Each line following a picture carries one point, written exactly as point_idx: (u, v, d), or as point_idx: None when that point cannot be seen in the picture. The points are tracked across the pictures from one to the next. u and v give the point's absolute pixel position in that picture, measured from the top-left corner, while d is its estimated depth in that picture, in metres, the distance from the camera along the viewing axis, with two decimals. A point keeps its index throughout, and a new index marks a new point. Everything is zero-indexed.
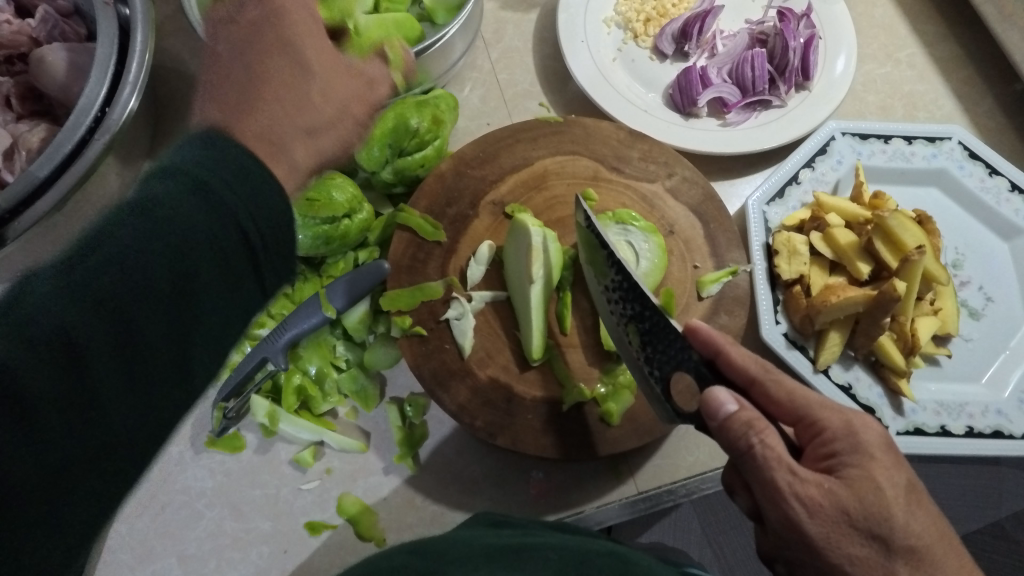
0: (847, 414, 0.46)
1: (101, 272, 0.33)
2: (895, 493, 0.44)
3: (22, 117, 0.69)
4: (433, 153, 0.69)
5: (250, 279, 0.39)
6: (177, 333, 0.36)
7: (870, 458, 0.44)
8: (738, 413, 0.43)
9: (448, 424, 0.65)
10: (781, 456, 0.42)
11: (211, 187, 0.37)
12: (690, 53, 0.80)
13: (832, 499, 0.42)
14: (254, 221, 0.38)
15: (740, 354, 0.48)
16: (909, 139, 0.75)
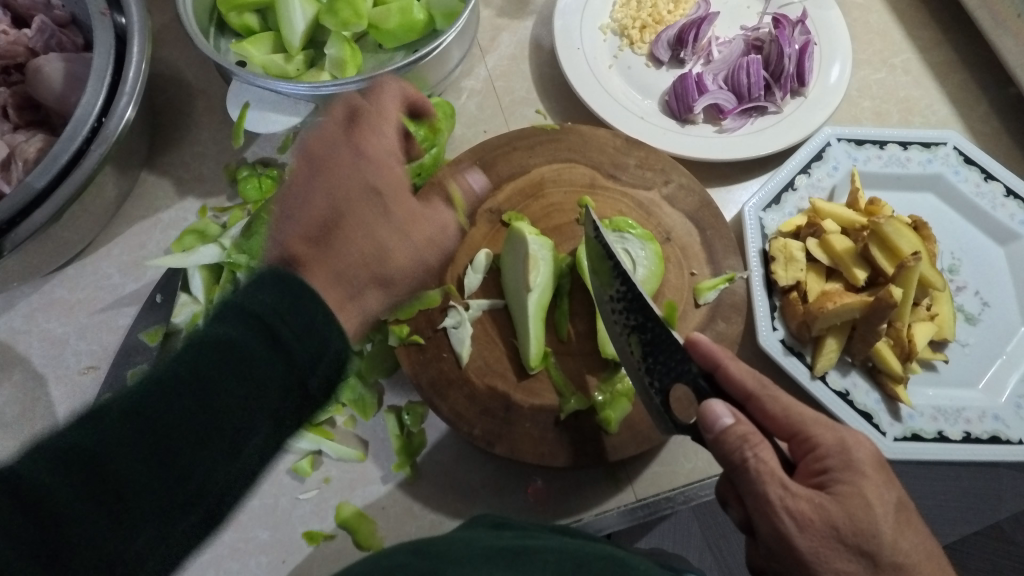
0: (840, 430, 0.46)
1: (176, 395, 0.37)
2: (884, 512, 0.45)
3: (19, 126, 0.70)
4: (431, 161, 0.68)
5: (285, 404, 0.40)
6: (217, 440, 0.38)
7: (862, 477, 0.45)
8: (733, 427, 0.45)
9: (447, 433, 0.65)
10: (773, 470, 0.44)
11: (275, 327, 0.40)
12: (685, 60, 0.80)
13: (822, 515, 0.43)
14: (294, 341, 0.41)
15: (739, 368, 0.49)
16: (905, 145, 0.75)
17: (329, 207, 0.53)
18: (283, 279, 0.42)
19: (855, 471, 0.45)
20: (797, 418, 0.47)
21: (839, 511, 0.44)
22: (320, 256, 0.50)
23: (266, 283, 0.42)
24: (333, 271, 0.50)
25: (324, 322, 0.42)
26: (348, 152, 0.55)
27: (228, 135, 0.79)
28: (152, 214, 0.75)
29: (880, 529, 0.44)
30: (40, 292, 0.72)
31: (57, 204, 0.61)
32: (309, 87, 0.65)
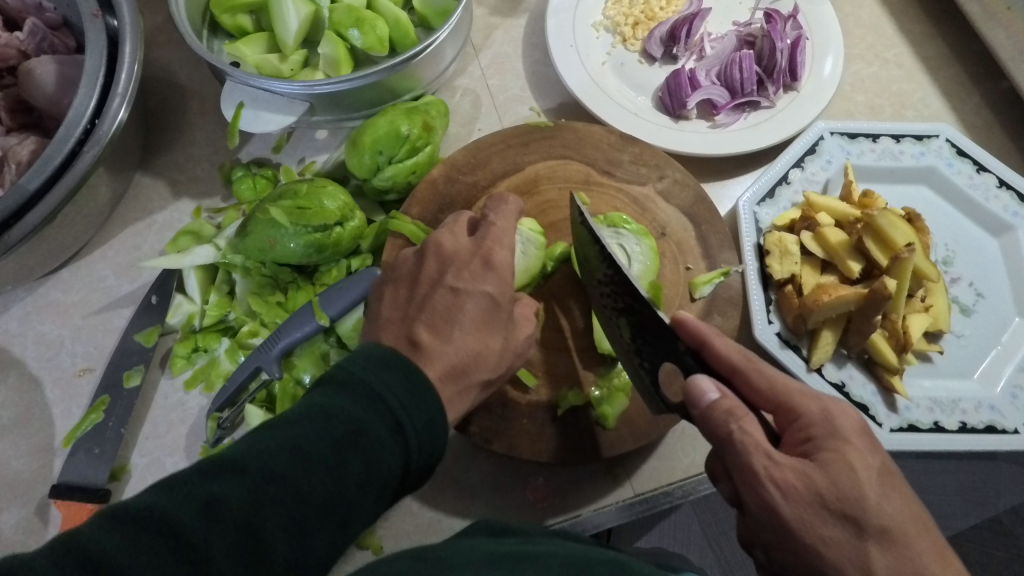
0: (822, 400, 0.47)
1: (311, 465, 0.37)
2: (867, 475, 0.44)
3: (12, 130, 0.71)
4: (425, 160, 0.68)
5: (390, 495, 0.41)
6: (334, 508, 0.38)
7: (844, 443, 0.45)
8: (720, 402, 0.45)
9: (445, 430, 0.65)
10: (759, 439, 0.45)
11: (391, 408, 0.42)
12: (678, 56, 0.80)
13: (807, 482, 0.44)
14: (410, 424, 0.42)
15: (724, 345, 0.50)
16: (898, 138, 0.75)
17: (482, 300, 0.54)
18: (400, 363, 0.44)
19: (837, 436, 0.46)
20: (783, 393, 0.48)
21: (823, 476, 0.44)
22: (447, 340, 0.51)
23: (391, 368, 0.43)
24: (448, 367, 0.50)
25: (434, 416, 0.44)
26: (493, 285, 0.54)
27: (221, 136, 0.79)
28: (147, 216, 0.75)
29: (863, 491, 0.43)
30: (34, 295, 0.71)
31: (50, 206, 0.60)
32: (304, 86, 0.66)
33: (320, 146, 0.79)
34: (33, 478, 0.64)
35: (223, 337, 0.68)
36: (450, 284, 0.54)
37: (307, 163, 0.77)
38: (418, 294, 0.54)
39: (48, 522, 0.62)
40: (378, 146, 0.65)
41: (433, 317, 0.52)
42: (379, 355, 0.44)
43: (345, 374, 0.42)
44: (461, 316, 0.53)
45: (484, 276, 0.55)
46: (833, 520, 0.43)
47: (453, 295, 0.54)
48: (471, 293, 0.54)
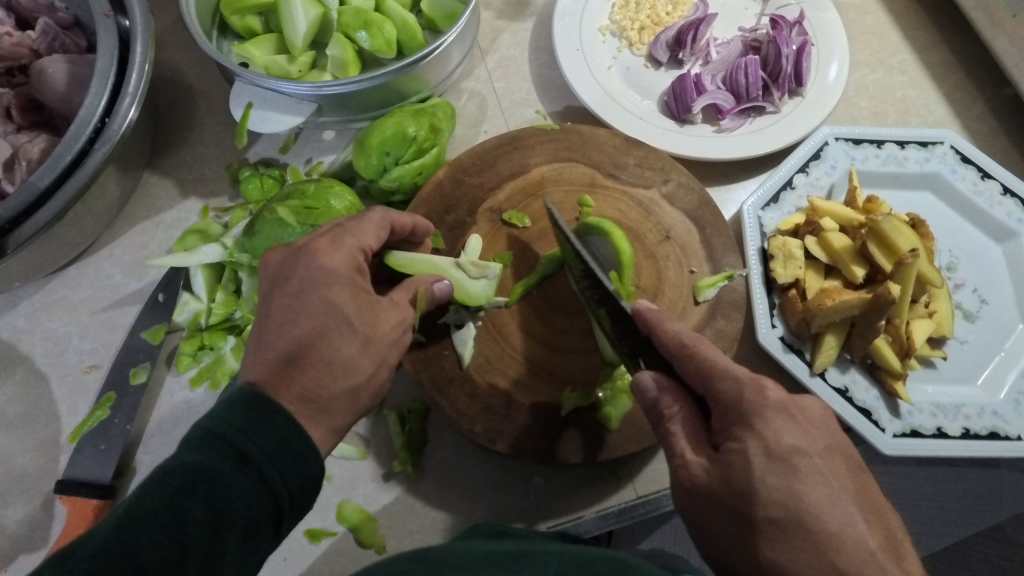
0: (742, 381, 0.45)
1: (144, 528, 0.38)
2: (766, 468, 0.42)
3: (22, 128, 0.71)
4: (432, 161, 0.69)
5: (265, 526, 0.42)
6: (196, 558, 0.38)
7: (748, 431, 0.44)
8: (656, 400, 0.48)
9: (448, 431, 0.66)
10: (680, 440, 0.47)
11: (237, 442, 0.43)
12: (684, 61, 0.81)
13: (705, 477, 0.44)
14: (258, 452, 0.43)
15: (668, 330, 0.49)
16: (902, 144, 0.75)
17: (316, 309, 0.51)
18: (246, 397, 0.45)
19: (742, 426, 0.44)
20: (707, 373, 0.46)
21: (716, 475, 0.44)
22: (288, 362, 0.49)
23: (235, 403, 0.45)
24: (298, 389, 0.48)
25: (293, 434, 0.45)
26: (315, 302, 0.51)
27: (229, 136, 0.79)
28: (154, 215, 0.76)
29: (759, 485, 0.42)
30: (42, 292, 0.72)
31: (60, 204, 0.61)
32: (312, 87, 0.67)
33: (327, 147, 0.79)
34: (38, 474, 0.64)
35: (229, 336, 0.68)
36: (281, 299, 0.52)
37: (315, 164, 0.78)
38: (258, 317, 0.52)
39: (53, 518, 0.63)
40: (384, 148, 0.66)
41: (265, 340, 0.50)
42: (226, 397, 0.46)
43: (191, 432, 0.43)
44: (299, 332, 0.50)
45: (316, 284, 0.52)
46: (732, 518, 0.43)
47: (286, 316, 0.51)
48: (302, 308, 0.51)
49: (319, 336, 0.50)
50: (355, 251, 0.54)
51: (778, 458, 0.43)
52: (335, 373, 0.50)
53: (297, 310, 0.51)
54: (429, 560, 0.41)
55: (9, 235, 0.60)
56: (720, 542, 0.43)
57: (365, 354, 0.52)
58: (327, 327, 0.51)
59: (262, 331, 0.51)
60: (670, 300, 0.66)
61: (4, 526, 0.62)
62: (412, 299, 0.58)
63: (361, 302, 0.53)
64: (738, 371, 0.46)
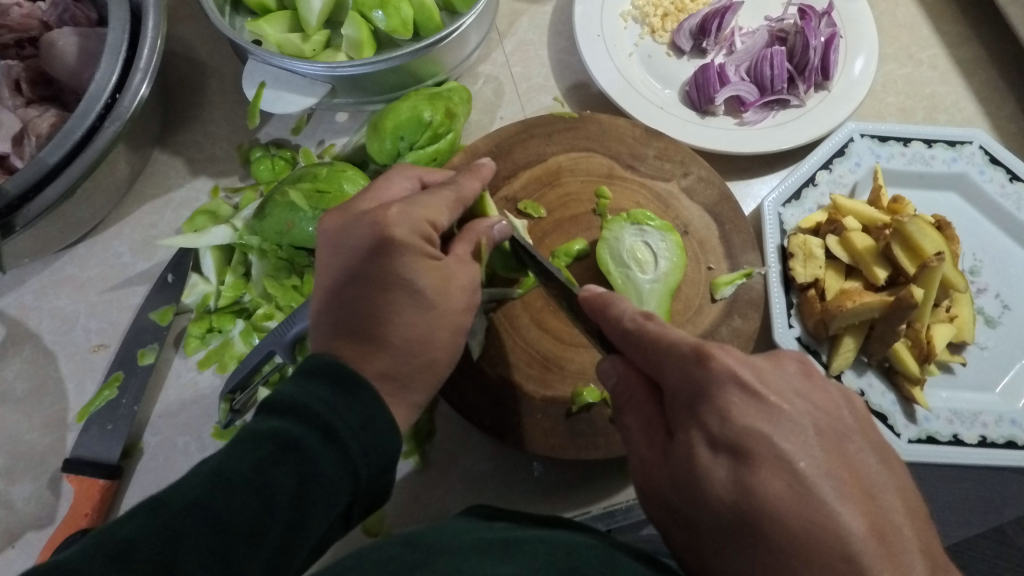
0: (685, 365, 0.42)
1: (234, 491, 0.36)
2: (710, 461, 0.40)
3: (32, 101, 0.70)
4: (447, 147, 0.68)
5: (346, 500, 0.42)
6: (286, 524, 0.37)
7: (693, 421, 0.42)
8: (617, 388, 0.48)
9: (457, 421, 0.65)
10: (634, 428, 0.46)
11: (328, 417, 0.42)
12: (707, 50, 0.78)
13: (655, 478, 0.43)
14: (345, 429, 0.43)
15: (610, 317, 0.47)
16: (929, 142, 0.73)
17: (389, 283, 0.51)
18: (332, 371, 0.45)
19: (689, 414, 0.42)
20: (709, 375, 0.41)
21: (665, 469, 0.43)
22: (366, 342, 0.49)
23: (319, 376, 0.44)
24: (378, 370, 0.48)
25: (380, 415, 0.45)
26: (388, 278, 0.51)
27: (241, 115, 0.78)
28: (164, 193, 0.75)
29: (703, 485, 0.40)
30: (51, 269, 0.71)
31: (69, 181, 0.60)
32: (326, 67, 0.66)
33: (339, 129, 0.78)
34: (45, 452, 0.64)
35: (237, 319, 0.68)
36: (350, 268, 0.52)
37: (327, 146, 0.76)
38: (331, 288, 0.52)
39: (60, 497, 0.63)
40: (399, 133, 0.65)
41: (342, 312, 0.51)
42: (310, 368, 0.45)
43: (277, 396, 0.43)
44: (370, 308, 0.50)
45: (384, 259, 0.51)
46: (675, 518, 0.42)
47: (363, 287, 0.51)
48: (378, 282, 0.51)
49: (393, 311, 0.50)
50: (423, 222, 0.53)
51: (725, 449, 0.40)
52: (414, 350, 0.50)
53: (366, 284, 0.51)
54: (419, 545, 0.40)
55: (17, 211, 0.60)
56: (683, 549, 0.42)
57: (444, 329, 0.52)
58: (403, 301, 0.50)
59: (340, 300, 0.51)
60: (686, 296, 0.65)
61: (11, 502, 0.62)
62: (474, 250, 0.55)
63: (432, 271, 0.52)
64: (685, 345, 0.43)
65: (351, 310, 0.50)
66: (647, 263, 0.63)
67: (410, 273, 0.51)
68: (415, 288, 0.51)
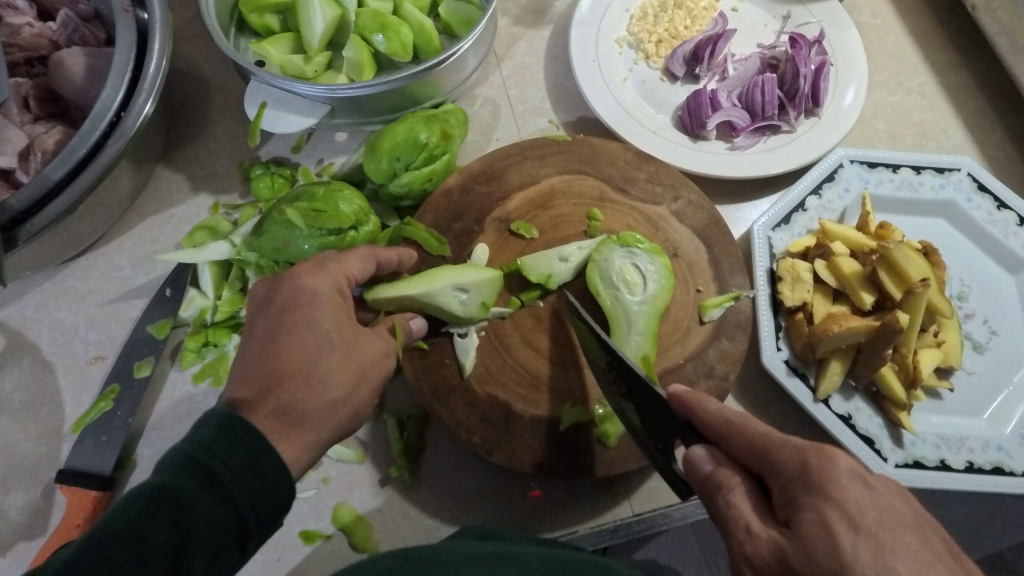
0: (805, 450, 0.39)
1: (106, 551, 0.36)
2: (854, 543, 0.35)
3: (39, 118, 0.72)
4: (442, 168, 0.69)
5: (232, 547, 0.41)
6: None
7: (823, 499, 0.37)
8: (714, 473, 0.42)
9: (447, 439, 0.66)
10: (744, 512, 0.39)
11: (212, 463, 0.41)
12: (700, 76, 0.80)
13: (781, 561, 0.37)
14: (230, 474, 0.42)
15: (708, 410, 0.45)
16: (918, 169, 0.74)
17: (296, 323, 0.50)
18: (217, 416, 0.44)
19: (816, 494, 0.37)
20: (763, 449, 0.41)
21: (796, 557, 0.36)
22: (267, 384, 0.47)
23: (204, 424, 0.43)
24: (274, 404, 0.47)
25: (267, 458, 0.44)
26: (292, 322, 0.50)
27: (242, 134, 0.80)
28: (165, 209, 0.76)
29: (846, 564, 0.35)
30: (53, 282, 0.73)
31: (73, 196, 0.62)
32: (326, 88, 0.68)
33: (338, 148, 0.79)
34: (40, 462, 0.65)
35: (234, 333, 0.69)
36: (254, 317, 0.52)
37: (326, 165, 0.78)
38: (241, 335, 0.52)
39: (54, 507, 0.63)
40: (389, 170, 0.67)
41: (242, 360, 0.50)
42: (197, 417, 0.44)
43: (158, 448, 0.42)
44: (275, 347, 0.49)
45: (294, 303, 0.51)
46: None
47: (272, 331, 0.50)
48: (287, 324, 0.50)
49: (295, 351, 0.49)
50: (339, 278, 0.54)
51: (865, 532, 0.36)
52: (312, 389, 0.48)
53: (269, 329, 0.50)
54: (413, 558, 0.40)
55: (20, 225, 0.61)
56: None
57: (344, 374, 0.50)
58: (299, 342, 0.49)
59: (245, 348, 0.50)
60: (675, 318, 0.65)
61: (4, 512, 0.63)
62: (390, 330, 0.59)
63: (341, 320, 0.52)
64: (798, 439, 0.40)
65: (254, 353, 0.49)
66: (635, 284, 0.63)
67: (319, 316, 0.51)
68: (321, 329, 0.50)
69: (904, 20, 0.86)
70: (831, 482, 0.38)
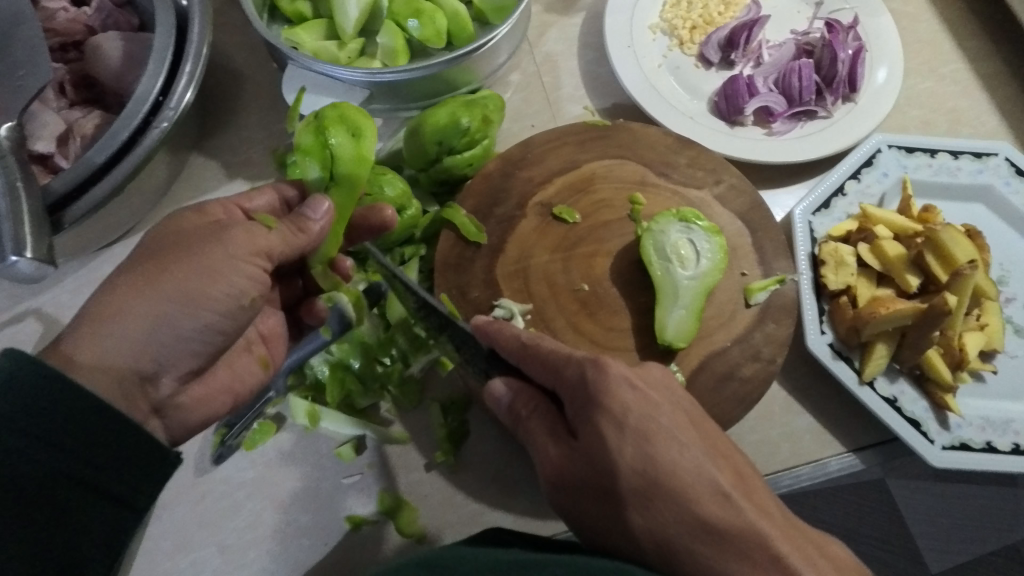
0: (580, 362, 0.48)
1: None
2: (618, 439, 0.45)
3: (74, 103, 0.71)
4: (482, 152, 0.69)
5: (129, 462, 0.47)
6: (68, 501, 0.44)
7: (598, 410, 0.46)
8: (511, 402, 0.52)
9: (489, 424, 0.65)
10: (539, 437, 0.49)
11: (19, 419, 0.42)
12: (735, 62, 0.80)
13: (568, 463, 0.47)
14: (35, 423, 0.43)
15: (506, 335, 0.52)
16: (956, 154, 0.74)
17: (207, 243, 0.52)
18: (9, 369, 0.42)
19: (590, 406, 0.46)
20: (549, 361, 0.49)
21: (575, 460, 0.47)
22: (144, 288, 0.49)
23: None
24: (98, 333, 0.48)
25: (79, 396, 0.44)
26: (161, 257, 0.51)
27: (275, 121, 0.79)
28: (200, 196, 0.76)
29: (612, 454, 0.45)
30: (88, 270, 0.72)
31: (115, 180, 0.61)
32: (366, 73, 0.68)
33: None
34: None
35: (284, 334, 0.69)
36: (178, 237, 0.52)
37: None
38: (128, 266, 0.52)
39: None
40: (327, 136, 0.60)
41: (149, 262, 0.50)
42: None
43: None
44: (170, 276, 0.50)
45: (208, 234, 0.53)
46: (598, 493, 0.45)
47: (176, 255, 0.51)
48: (166, 257, 0.51)
49: (169, 273, 0.50)
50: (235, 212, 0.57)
51: (630, 429, 0.45)
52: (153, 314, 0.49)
53: (179, 254, 0.51)
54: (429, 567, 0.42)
55: (64, 209, 0.60)
56: (594, 524, 0.46)
57: (235, 311, 0.54)
58: (185, 265, 0.50)
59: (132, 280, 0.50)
60: (719, 301, 0.64)
61: None
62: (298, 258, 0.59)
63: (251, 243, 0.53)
64: (579, 354, 0.48)
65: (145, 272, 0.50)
66: (688, 259, 0.62)
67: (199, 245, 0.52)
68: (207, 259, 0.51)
69: (936, 7, 0.86)
70: (602, 393, 0.46)
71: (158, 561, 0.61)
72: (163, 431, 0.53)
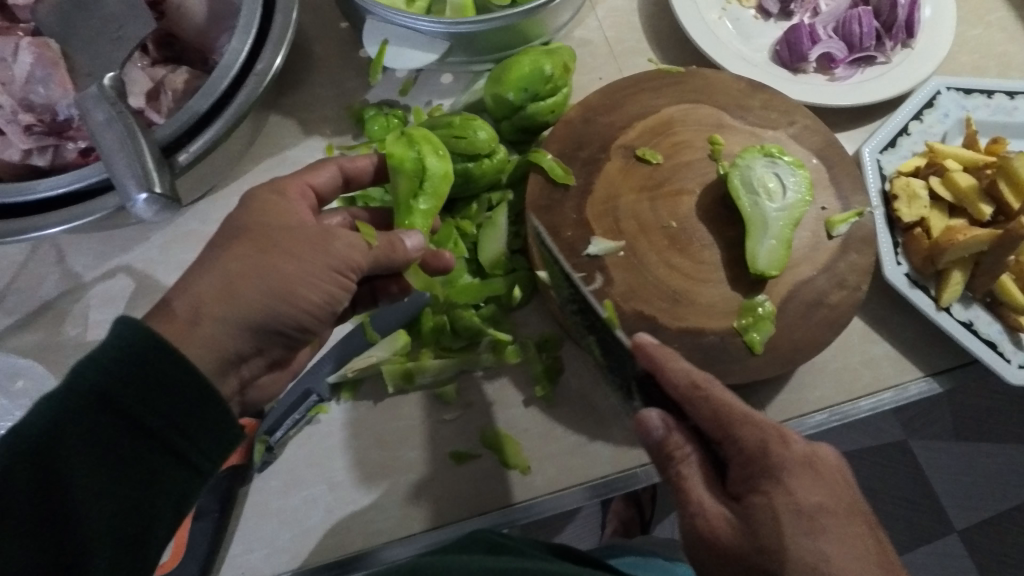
0: (762, 430, 0.48)
1: (67, 441, 0.41)
2: (792, 530, 0.44)
3: (156, 61, 0.72)
4: (563, 100, 0.71)
5: (204, 434, 0.46)
6: (145, 465, 0.43)
7: (775, 485, 0.45)
8: (664, 441, 0.49)
9: (582, 360, 0.68)
10: (695, 487, 0.48)
11: (117, 383, 0.42)
12: (794, 13, 0.82)
13: (729, 530, 0.45)
14: (122, 384, 0.42)
15: (675, 370, 0.50)
16: (1011, 94, 0.77)
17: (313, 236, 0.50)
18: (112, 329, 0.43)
19: (766, 479, 0.46)
20: (726, 420, 0.48)
21: (733, 531, 0.45)
22: (255, 279, 0.47)
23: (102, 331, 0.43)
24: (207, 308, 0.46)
25: (170, 362, 0.43)
26: (262, 241, 0.48)
27: (347, 78, 0.81)
28: (279, 152, 0.77)
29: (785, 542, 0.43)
30: (173, 225, 0.74)
31: (216, 130, 0.63)
32: (446, 22, 0.69)
33: (444, 90, 0.80)
34: None
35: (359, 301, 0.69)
36: (275, 228, 0.49)
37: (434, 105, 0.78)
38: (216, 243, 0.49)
39: None
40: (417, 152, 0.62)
41: (255, 245, 0.48)
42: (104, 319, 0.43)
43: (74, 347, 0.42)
44: (263, 275, 0.47)
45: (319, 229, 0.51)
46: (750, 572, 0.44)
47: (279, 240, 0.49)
48: (275, 250, 0.48)
49: (280, 264, 0.48)
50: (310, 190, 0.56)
51: (806, 516, 0.44)
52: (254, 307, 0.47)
53: (281, 245, 0.49)
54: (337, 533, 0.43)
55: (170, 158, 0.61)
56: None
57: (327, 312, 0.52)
58: (291, 260, 0.48)
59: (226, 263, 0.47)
60: (801, 234, 0.67)
61: None
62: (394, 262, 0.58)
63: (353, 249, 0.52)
64: (762, 421, 0.48)
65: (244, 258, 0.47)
66: (775, 192, 0.65)
67: (299, 234, 0.50)
68: (309, 259, 0.50)
69: None
70: (774, 474, 0.46)
71: (269, 499, 0.63)
72: (244, 402, 0.55)
